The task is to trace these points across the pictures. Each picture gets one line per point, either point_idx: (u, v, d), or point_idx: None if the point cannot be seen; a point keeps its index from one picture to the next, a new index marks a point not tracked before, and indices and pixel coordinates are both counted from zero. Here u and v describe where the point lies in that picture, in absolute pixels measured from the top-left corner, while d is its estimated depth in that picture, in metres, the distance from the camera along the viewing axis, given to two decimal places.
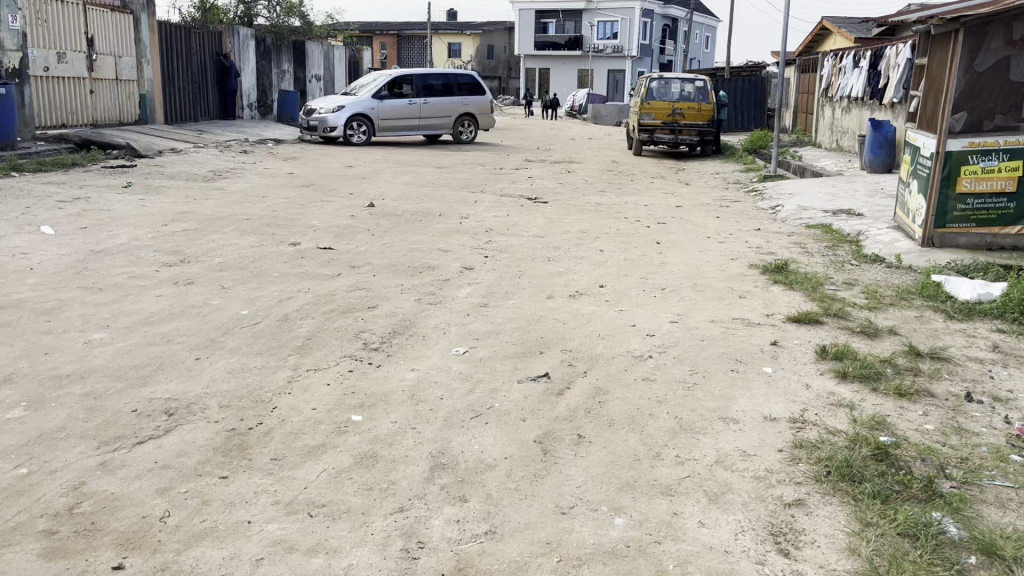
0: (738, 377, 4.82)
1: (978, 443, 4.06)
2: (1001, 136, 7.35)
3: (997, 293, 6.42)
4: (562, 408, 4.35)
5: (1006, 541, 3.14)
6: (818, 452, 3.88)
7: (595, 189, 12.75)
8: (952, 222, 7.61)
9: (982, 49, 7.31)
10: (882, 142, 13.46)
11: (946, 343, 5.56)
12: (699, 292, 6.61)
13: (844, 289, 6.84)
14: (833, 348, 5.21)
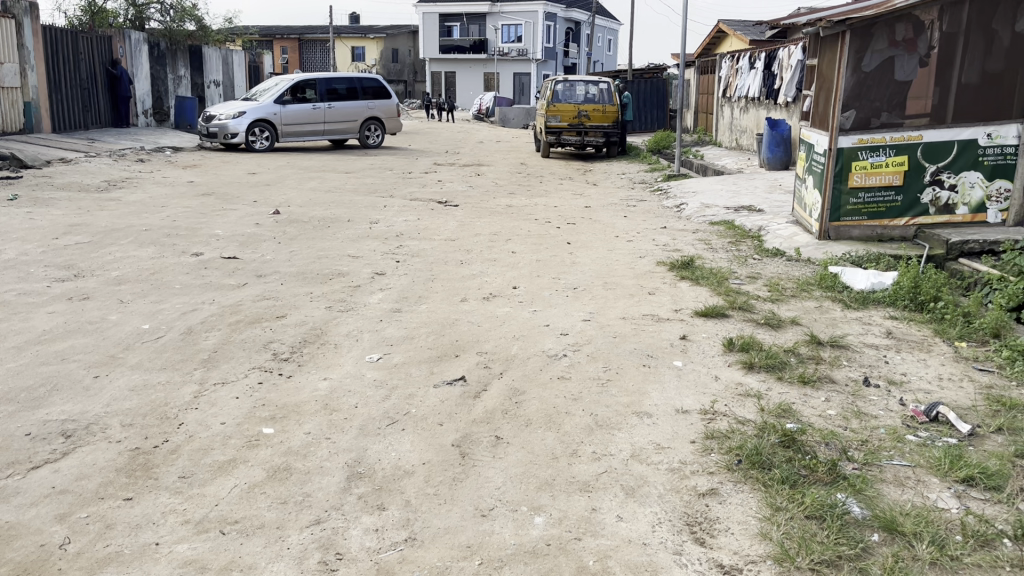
0: (650, 372, 4.91)
1: (877, 425, 4.25)
2: (887, 133, 7.69)
3: (889, 281, 6.73)
4: (479, 410, 4.34)
5: (906, 518, 3.30)
6: (729, 442, 3.99)
7: (504, 191, 12.81)
8: (846, 216, 7.97)
9: (867, 50, 7.65)
10: (779, 140, 13.97)
11: (844, 331, 5.80)
12: (609, 290, 6.71)
13: (748, 283, 7.05)
14: (739, 339, 5.37)
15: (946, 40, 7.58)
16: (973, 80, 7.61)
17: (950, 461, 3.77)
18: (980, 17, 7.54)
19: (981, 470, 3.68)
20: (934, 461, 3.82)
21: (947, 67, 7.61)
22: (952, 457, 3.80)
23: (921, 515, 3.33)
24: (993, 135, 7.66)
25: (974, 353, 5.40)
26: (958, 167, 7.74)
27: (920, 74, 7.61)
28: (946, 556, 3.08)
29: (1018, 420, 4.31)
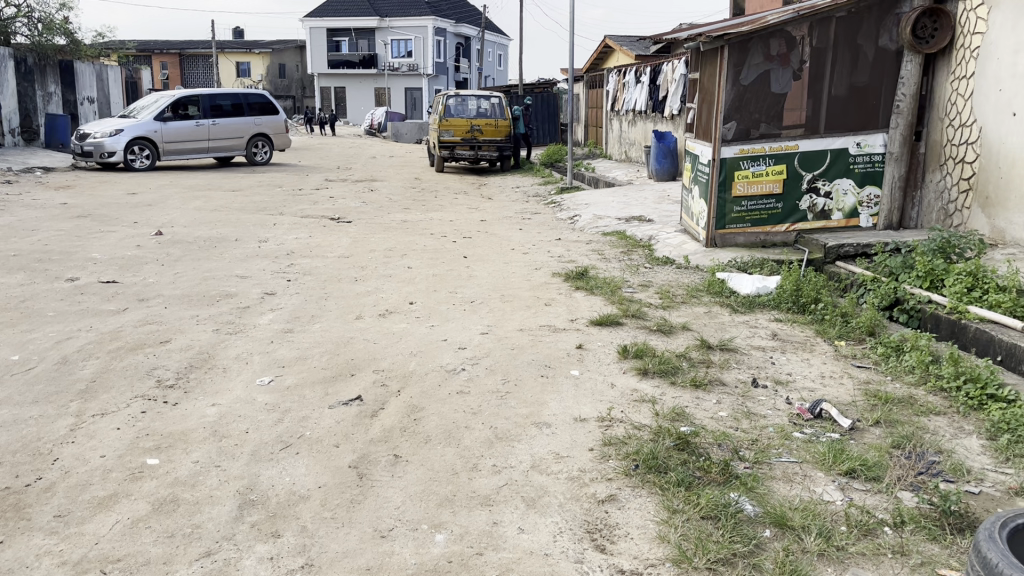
0: (548, 382, 4.94)
1: (766, 424, 4.40)
2: (766, 143, 8.04)
3: (773, 285, 6.99)
4: (376, 429, 4.26)
5: (795, 512, 3.42)
6: (626, 447, 4.04)
7: (398, 206, 12.71)
8: (730, 223, 8.27)
9: (745, 65, 7.98)
10: (666, 152, 14.40)
11: (732, 335, 6.00)
12: (506, 302, 6.73)
13: (641, 291, 7.20)
14: (633, 346, 5.47)
15: (817, 55, 7.94)
16: (843, 93, 7.99)
17: (833, 455, 3.93)
18: (847, 33, 7.91)
19: (862, 462, 3.86)
20: (819, 456, 3.97)
21: (818, 81, 7.99)
22: (835, 452, 3.97)
23: (809, 509, 3.45)
24: (863, 144, 8.09)
25: (852, 350, 5.68)
26: (833, 175, 8.13)
27: (795, 87, 8.00)
28: (834, 547, 3.21)
29: (893, 413, 4.55)
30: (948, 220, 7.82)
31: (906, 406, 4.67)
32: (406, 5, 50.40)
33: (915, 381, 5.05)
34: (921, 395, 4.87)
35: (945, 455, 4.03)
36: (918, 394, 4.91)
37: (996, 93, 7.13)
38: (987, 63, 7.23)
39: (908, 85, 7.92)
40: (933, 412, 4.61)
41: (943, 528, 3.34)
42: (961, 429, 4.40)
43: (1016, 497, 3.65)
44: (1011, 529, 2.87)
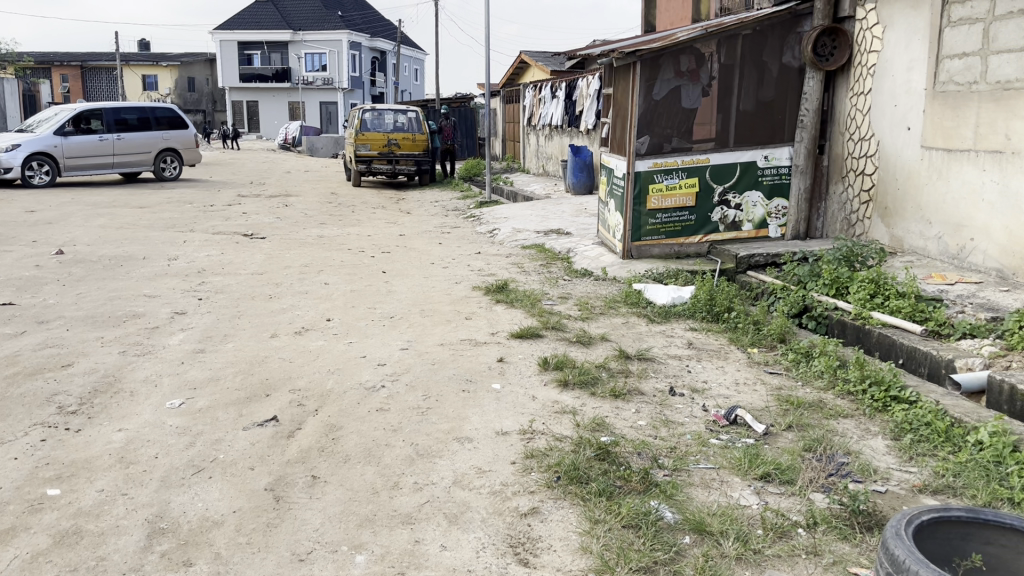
0: (470, 397, 4.90)
1: (683, 432, 4.48)
2: (678, 157, 8.24)
3: (688, 295, 7.14)
4: (293, 450, 4.15)
5: (713, 517, 3.48)
6: (548, 459, 4.05)
7: (314, 221, 12.52)
8: (646, 235, 8.43)
9: (657, 80, 8.15)
10: (582, 166, 14.59)
11: (649, 344, 6.10)
12: (426, 317, 6.69)
13: (560, 304, 7.26)
14: (553, 358, 5.50)
15: (724, 71, 8.19)
16: (750, 107, 8.25)
17: (749, 460, 4.02)
18: (752, 50, 8.18)
19: (776, 466, 3.96)
20: (735, 461, 4.06)
21: (726, 96, 8.24)
22: (750, 456, 4.06)
23: (726, 514, 3.52)
24: (770, 157, 8.37)
25: (765, 357, 5.84)
26: (742, 188, 8.38)
27: (704, 102, 8.23)
28: (750, 550, 3.28)
29: (805, 417, 4.69)
30: (851, 230, 8.13)
31: (816, 410, 4.82)
32: (319, 18, 49.82)
33: (824, 386, 5.23)
34: (830, 399, 5.04)
35: (853, 456, 4.17)
36: (827, 397, 5.07)
37: (892, 108, 7.45)
38: (883, 80, 7.57)
39: (811, 100, 8.19)
40: (841, 414, 4.77)
41: (853, 527, 3.46)
42: (867, 430, 4.57)
43: (919, 495, 3.80)
44: (915, 526, 2.98)
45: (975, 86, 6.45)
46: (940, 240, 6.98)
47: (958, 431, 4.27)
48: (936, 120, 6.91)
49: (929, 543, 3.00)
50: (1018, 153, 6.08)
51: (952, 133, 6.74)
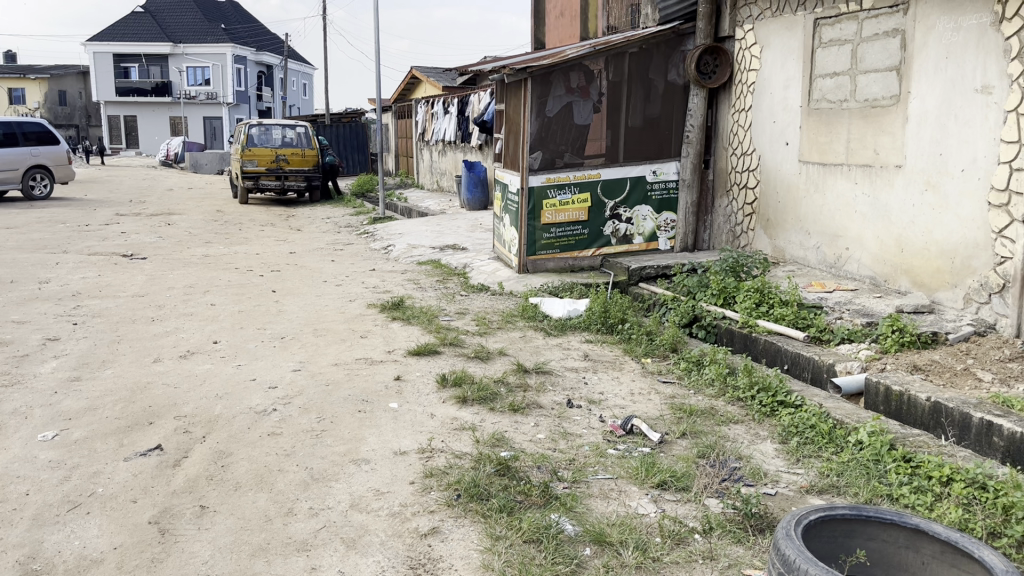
0: (366, 417, 4.80)
1: (582, 443, 4.51)
2: (570, 172, 8.36)
3: (582, 307, 7.23)
4: (179, 479, 3.96)
5: (613, 528, 3.51)
6: (447, 477, 4.00)
7: (199, 240, 12.07)
8: (541, 250, 8.50)
9: (549, 96, 8.25)
10: (476, 181, 14.63)
11: (546, 357, 6.13)
12: (319, 337, 6.52)
13: (457, 319, 7.22)
14: (451, 375, 5.45)
15: (613, 88, 8.37)
16: (637, 124, 8.47)
17: (646, 469, 4.09)
18: (639, 68, 8.40)
19: (671, 474, 4.04)
20: (632, 471, 4.11)
21: (615, 112, 8.42)
22: (647, 465, 4.12)
23: (625, 523, 3.56)
24: (658, 172, 8.60)
25: (658, 367, 5.97)
26: (632, 202, 8.58)
27: (595, 118, 8.39)
28: (649, 558, 3.32)
29: (698, 424, 4.81)
30: (736, 242, 8.44)
31: (709, 417, 4.95)
32: (202, 31, 48.32)
33: (715, 393, 5.37)
34: (722, 406, 5.18)
35: (745, 461, 4.30)
36: (719, 404, 5.22)
37: (770, 124, 7.78)
38: (762, 97, 7.90)
39: (696, 116, 8.46)
40: (732, 421, 4.91)
41: (746, 530, 3.55)
42: (757, 435, 4.72)
43: (807, 495, 3.94)
44: (803, 526, 3.08)
45: (846, 104, 6.81)
46: (818, 250, 7.32)
47: (840, 432, 4.46)
48: (811, 136, 7.26)
49: (816, 542, 3.11)
50: (887, 167, 6.45)
51: (827, 148, 7.09)
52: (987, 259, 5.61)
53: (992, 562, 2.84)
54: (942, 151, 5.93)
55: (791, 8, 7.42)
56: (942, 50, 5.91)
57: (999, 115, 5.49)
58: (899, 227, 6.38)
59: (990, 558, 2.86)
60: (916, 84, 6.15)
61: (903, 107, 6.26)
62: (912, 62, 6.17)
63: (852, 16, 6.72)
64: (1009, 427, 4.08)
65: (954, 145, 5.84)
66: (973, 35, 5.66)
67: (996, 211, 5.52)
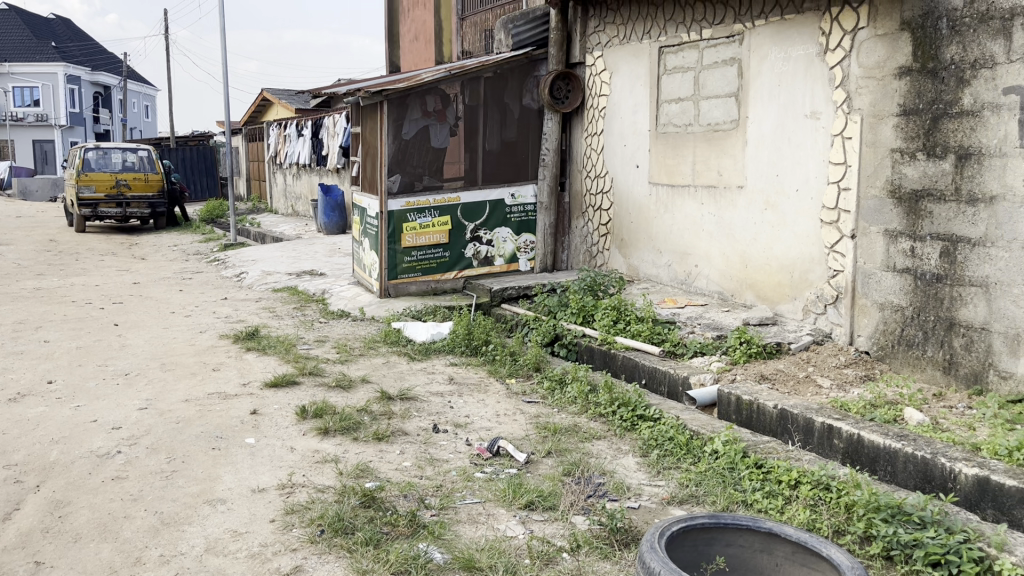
0: (221, 455, 4.56)
1: (448, 469, 4.46)
2: (429, 196, 8.34)
3: (446, 330, 7.20)
4: (10, 535, 3.61)
5: (482, 553, 3.48)
6: (310, 513, 3.85)
7: (29, 273, 11.20)
8: (402, 273, 8.41)
9: (405, 119, 8.22)
10: (333, 205, 14.38)
11: (410, 383, 6.04)
12: (167, 372, 6.17)
13: (317, 347, 7.02)
14: (312, 406, 5.27)
15: (469, 111, 8.45)
16: (494, 147, 8.57)
17: (513, 490, 4.09)
18: (494, 93, 8.51)
19: (538, 494, 4.06)
20: (499, 493, 4.10)
21: (472, 135, 8.49)
22: (514, 487, 4.13)
23: (495, 547, 3.53)
24: (516, 195, 8.72)
25: (522, 388, 6.00)
26: (492, 224, 8.65)
27: (452, 142, 8.42)
28: None
29: (562, 442, 4.87)
30: (593, 261, 8.65)
31: (572, 434, 5.02)
32: (30, 49, 45.21)
33: (578, 411, 5.46)
34: (584, 423, 5.27)
35: (608, 476, 4.38)
36: (581, 421, 5.31)
37: (622, 148, 8.06)
38: (612, 122, 8.17)
39: (550, 140, 8.64)
40: (595, 437, 5.00)
41: (612, 545, 3.61)
42: (619, 449, 4.82)
43: (668, 506, 4.06)
44: (667, 538, 3.16)
45: (691, 128, 7.16)
46: (669, 268, 7.61)
47: (696, 442, 4.63)
48: (660, 159, 7.56)
49: (678, 552, 3.20)
50: (729, 188, 6.81)
51: (674, 170, 7.41)
52: (822, 272, 5.99)
53: (839, 560, 3.00)
54: (778, 172, 6.32)
55: (637, 36, 7.74)
56: (774, 78, 6.32)
57: (826, 139, 5.90)
58: (743, 244, 6.73)
59: (836, 556, 3.02)
60: (753, 109, 6.54)
61: (743, 131, 6.64)
62: (749, 88, 6.56)
63: (693, 45, 7.09)
64: (847, 429, 4.36)
65: (789, 167, 6.23)
66: (801, 64, 6.08)
67: (828, 227, 5.91)
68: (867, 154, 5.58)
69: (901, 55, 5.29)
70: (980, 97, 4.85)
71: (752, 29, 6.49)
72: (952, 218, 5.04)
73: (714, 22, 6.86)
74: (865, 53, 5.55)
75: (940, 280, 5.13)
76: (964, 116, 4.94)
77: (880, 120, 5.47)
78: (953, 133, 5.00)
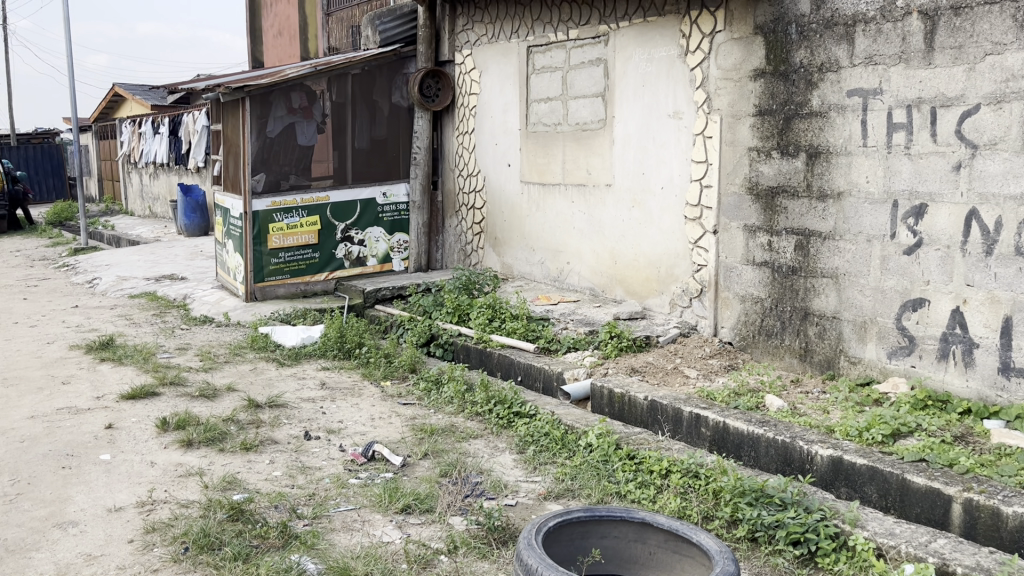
0: (72, 474, 4.25)
1: (321, 476, 4.33)
2: (297, 195, 8.10)
3: (317, 334, 7.01)
4: None
5: (357, 561, 3.39)
6: (172, 531, 3.64)
7: None
8: (269, 276, 8.14)
9: (269, 117, 7.96)
10: (195, 206, 13.77)
11: (280, 390, 5.83)
12: (10, 387, 5.71)
13: (178, 355, 6.68)
14: (174, 417, 5.00)
15: (337, 109, 8.31)
16: (363, 145, 8.46)
17: (389, 495, 4.01)
18: (362, 90, 8.40)
19: (415, 497, 3.99)
20: (375, 498, 4.01)
21: (340, 133, 8.35)
22: (390, 491, 4.04)
23: (371, 554, 3.45)
24: (387, 194, 8.60)
25: (398, 390, 5.91)
26: (363, 224, 8.49)
27: (319, 140, 8.21)
28: None
29: (439, 443, 4.82)
30: (467, 260, 8.63)
31: (449, 434, 4.98)
32: None
33: (454, 410, 5.42)
34: (461, 422, 5.24)
35: (485, 475, 4.36)
36: (458, 421, 5.27)
37: (493, 146, 8.08)
38: (482, 120, 8.19)
39: (422, 138, 8.54)
40: (471, 436, 4.97)
41: (490, 544, 3.60)
42: (496, 447, 4.82)
43: (545, 501, 4.09)
44: (544, 533, 3.17)
45: (560, 127, 7.27)
46: (542, 265, 7.68)
47: (571, 437, 4.68)
48: (530, 157, 7.63)
49: (554, 547, 3.22)
50: (598, 186, 6.95)
51: (544, 168, 7.50)
52: (687, 267, 6.20)
53: (709, 545, 3.10)
54: (644, 170, 6.49)
55: (505, 36, 7.78)
56: (638, 79, 6.48)
57: (689, 138, 6.10)
58: (612, 241, 6.87)
59: (706, 541, 3.12)
60: (619, 109, 6.69)
61: (610, 130, 6.79)
62: (614, 88, 6.71)
63: (560, 45, 7.19)
64: (713, 417, 4.52)
65: (654, 166, 6.41)
66: (664, 65, 6.26)
67: (691, 224, 6.12)
68: (727, 152, 5.81)
69: (756, 58, 5.54)
70: (827, 99, 5.13)
71: (617, 30, 6.63)
72: (805, 213, 5.32)
73: (580, 22, 6.97)
74: (722, 56, 5.77)
75: (795, 272, 5.40)
76: (813, 116, 5.21)
77: (737, 120, 5.70)
78: (804, 132, 5.27)
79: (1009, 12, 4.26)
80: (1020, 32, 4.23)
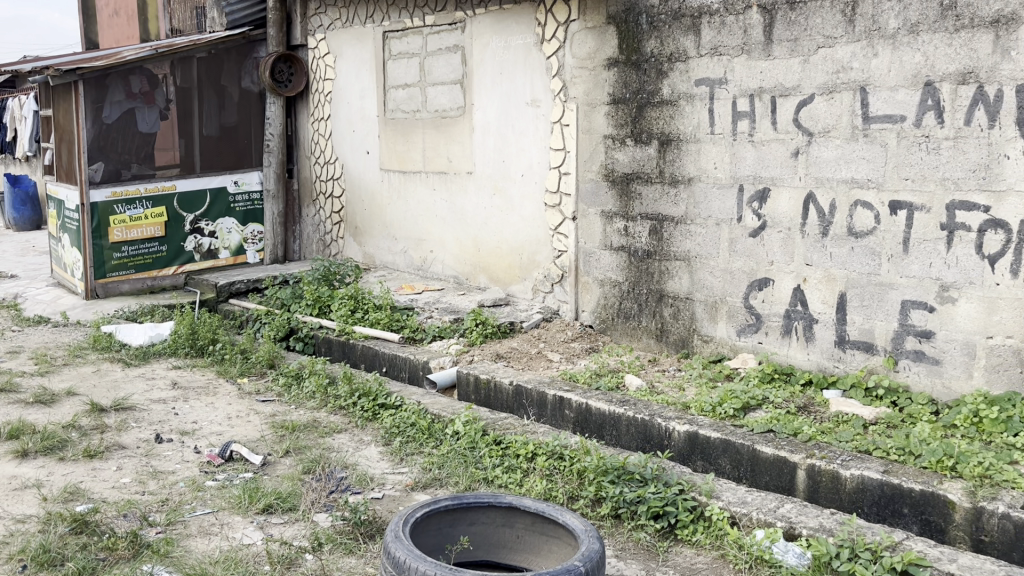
0: None
1: (175, 480, 4.11)
2: (140, 184, 7.65)
3: (167, 332, 6.64)
4: None
5: (216, 566, 3.24)
6: (6, 549, 3.35)
7: None
8: (111, 271, 7.65)
9: (105, 102, 7.51)
10: (24, 199, 12.75)
11: (127, 392, 5.50)
12: None
13: (9, 360, 6.17)
14: (5, 427, 4.61)
15: (181, 94, 7.91)
16: (212, 133, 8.07)
17: (248, 495, 3.85)
18: (208, 75, 8.02)
19: (277, 496, 3.86)
20: (233, 500, 3.85)
21: (186, 120, 7.95)
22: (249, 492, 3.89)
23: (231, 558, 3.31)
24: (239, 182, 8.23)
25: (256, 386, 5.70)
26: (214, 215, 8.10)
27: (162, 126, 7.82)
28: None
29: (300, 440, 4.67)
30: (327, 250, 8.41)
31: (311, 430, 4.84)
32: None
33: (316, 405, 5.27)
34: (324, 417, 5.11)
35: (350, 469, 4.26)
36: (321, 416, 5.14)
37: (350, 134, 7.90)
38: (339, 107, 7.99)
39: (274, 125, 8.25)
40: (335, 431, 4.86)
41: (357, 539, 3.53)
42: (360, 441, 4.73)
43: (412, 492, 4.05)
44: (411, 524, 3.13)
45: (419, 114, 7.20)
46: (405, 254, 7.60)
47: (438, 426, 4.65)
48: (389, 145, 7.52)
49: (422, 537, 3.19)
50: (459, 173, 6.94)
51: (404, 156, 7.41)
52: (548, 253, 6.28)
53: (574, 526, 3.16)
54: (504, 158, 6.53)
55: (360, 20, 7.61)
56: (496, 66, 6.50)
57: (546, 126, 6.18)
58: (475, 229, 6.87)
59: (571, 522, 3.18)
60: (477, 96, 6.69)
61: (469, 118, 6.78)
62: (472, 76, 6.70)
63: (416, 31, 7.10)
64: (576, 399, 4.61)
65: (513, 153, 6.46)
66: (520, 53, 6.30)
67: (551, 211, 6.21)
68: (583, 140, 5.92)
69: (609, 47, 5.66)
70: (676, 88, 5.31)
71: (473, 17, 6.62)
72: (658, 199, 5.49)
73: (436, 9, 6.91)
74: (577, 44, 5.86)
75: (650, 256, 5.58)
76: (664, 105, 5.39)
77: (592, 108, 5.82)
78: (656, 120, 5.44)
79: (839, 7, 4.54)
80: (848, 26, 4.52)
